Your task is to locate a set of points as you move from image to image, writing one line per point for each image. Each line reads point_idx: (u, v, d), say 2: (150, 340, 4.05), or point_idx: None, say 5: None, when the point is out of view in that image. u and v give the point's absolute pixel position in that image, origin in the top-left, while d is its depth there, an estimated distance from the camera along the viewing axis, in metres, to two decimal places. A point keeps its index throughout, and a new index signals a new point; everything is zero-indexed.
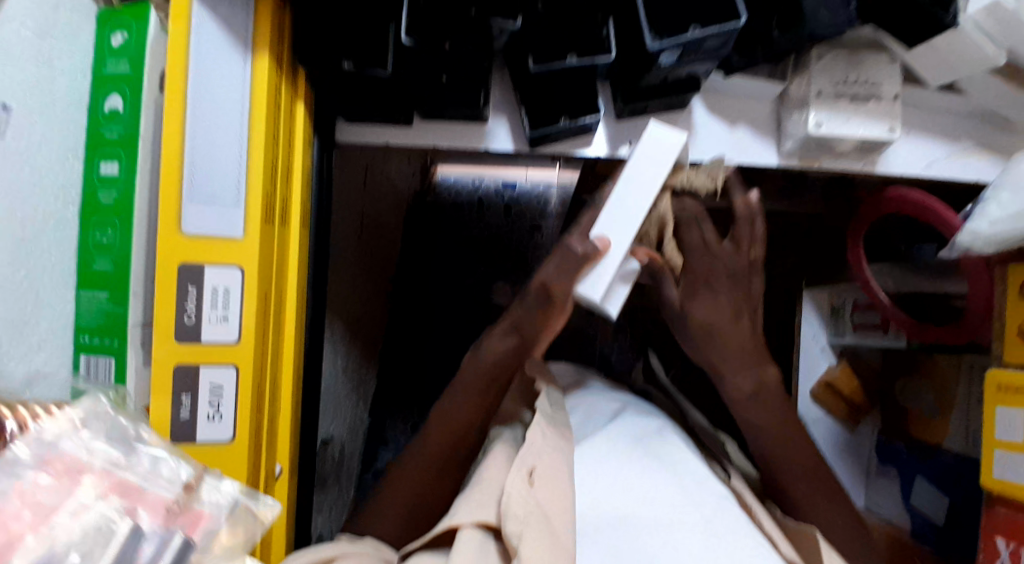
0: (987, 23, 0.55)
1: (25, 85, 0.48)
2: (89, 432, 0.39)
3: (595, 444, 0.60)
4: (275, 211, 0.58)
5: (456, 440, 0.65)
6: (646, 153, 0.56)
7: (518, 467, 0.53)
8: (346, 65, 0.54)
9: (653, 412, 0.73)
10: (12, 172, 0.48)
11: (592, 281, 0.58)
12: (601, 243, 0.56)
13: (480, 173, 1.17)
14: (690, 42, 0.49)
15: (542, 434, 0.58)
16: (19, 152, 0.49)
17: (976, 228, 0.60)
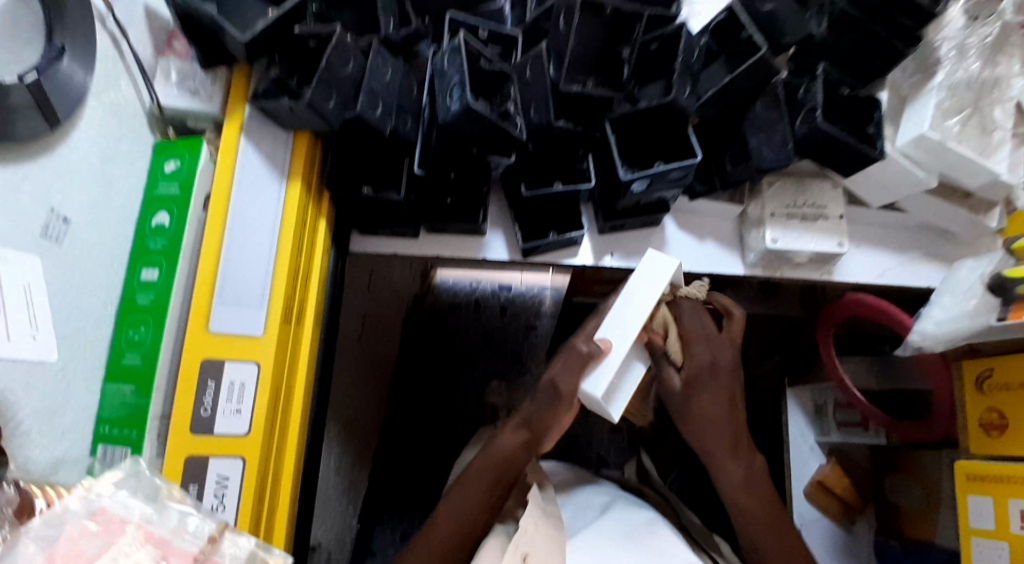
0: (916, 155, 0.64)
1: (85, 201, 0.54)
2: (126, 491, 0.40)
3: (586, 536, 0.64)
4: (293, 314, 0.64)
5: (461, 540, 0.63)
6: (645, 274, 0.64)
7: (513, 552, 0.57)
8: (366, 189, 0.63)
9: (642, 505, 0.75)
10: (64, 266, 0.51)
11: (595, 379, 0.63)
12: (603, 341, 0.63)
13: (477, 277, 1.29)
14: (656, 175, 0.58)
15: (536, 526, 0.61)
16: (72, 254, 0.52)
17: (925, 328, 0.64)
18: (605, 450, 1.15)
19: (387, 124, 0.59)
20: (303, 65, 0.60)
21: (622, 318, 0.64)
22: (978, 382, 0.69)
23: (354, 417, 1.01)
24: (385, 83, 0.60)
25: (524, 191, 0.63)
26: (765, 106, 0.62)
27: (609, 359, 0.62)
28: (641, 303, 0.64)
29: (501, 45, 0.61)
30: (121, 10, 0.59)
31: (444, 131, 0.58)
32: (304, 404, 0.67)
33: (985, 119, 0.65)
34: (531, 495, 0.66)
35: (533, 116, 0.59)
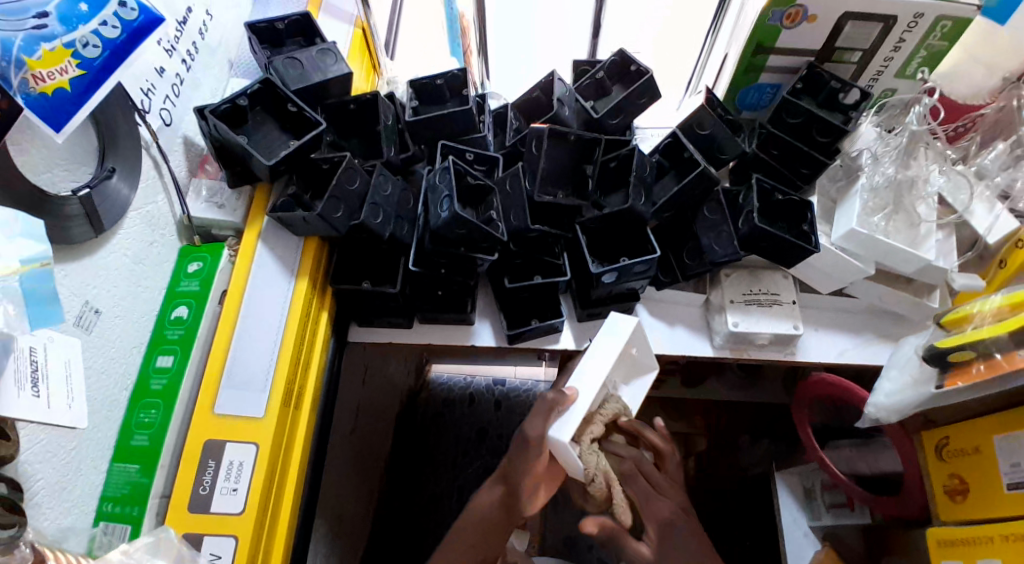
0: (852, 247, 0.72)
1: (114, 295, 0.61)
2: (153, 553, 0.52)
3: None
4: (292, 399, 0.69)
5: None
6: (606, 334, 0.68)
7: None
8: (366, 284, 0.71)
9: None
10: (88, 352, 0.57)
11: (560, 425, 0.63)
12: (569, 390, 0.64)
13: (470, 373, 1.38)
14: (623, 268, 0.66)
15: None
16: (99, 342, 0.59)
17: (878, 400, 0.71)
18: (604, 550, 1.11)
19: (386, 230, 0.68)
20: (316, 182, 0.70)
21: (587, 373, 0.66)
22: (938, 451, 0.71)
23: (343, 510, 1.01)
24: (385, 196, 0.69)
25: (507, 283, 0.71)
26: (710, 211, 0.73)
27: (575, 407, 0.64)
28: (602, 359, 0.67)
29: (487, 164, 0.72)
30: (163, 139, 0.68)
31: (435, 235, 0.66)
32: (297, 486, 0.70)
33: (911, 215, 0.74)
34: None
35: (513, 222, 0.67)
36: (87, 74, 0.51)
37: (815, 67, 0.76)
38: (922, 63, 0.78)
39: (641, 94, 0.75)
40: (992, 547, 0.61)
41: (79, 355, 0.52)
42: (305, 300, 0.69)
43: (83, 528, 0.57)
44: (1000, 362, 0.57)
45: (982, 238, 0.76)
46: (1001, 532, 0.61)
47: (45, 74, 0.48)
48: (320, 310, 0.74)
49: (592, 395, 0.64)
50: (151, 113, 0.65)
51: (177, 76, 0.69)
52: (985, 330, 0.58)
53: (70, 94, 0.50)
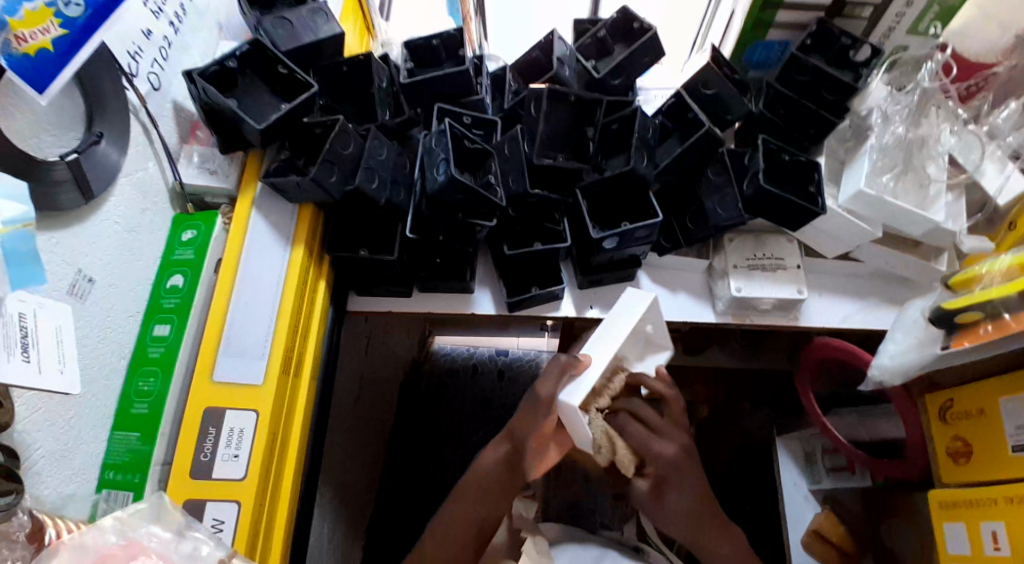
0: (860, 209, 0.71)
1: (107, 264, 0.60)
2: None
3: None
4: (291, 366, 0.69)
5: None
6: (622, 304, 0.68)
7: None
8: (363, 251, 0.70)
9: None
10: (83, 321, 0.57)
11: (571, 388, 0.63)
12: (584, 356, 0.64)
13: (473, 343, 1.39)
14: (624, 233, 0.65)
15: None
16: (94, 311, 0.58)
17: (882, 362, 0.70)
18: (606, 516, 1.11)
19: (382, 196, 0.67)
20: (309, 147, 0.68)
21: (602, 342, 0.66)
22: (942, 413, 0.71)
23: (348, 477, 1.02)
24: (380, 160, 0.67)
25: (506, 250, 0.70)
26: (714, 172, 0.73)
27: (589, 373, 0.63)
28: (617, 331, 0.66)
29: (485, 128, 0.70)
30: (153, 104, 0.66)
31: (432, 200, 0.65)
32: (298, 453, 0.71)
33: (920, 176, 0.72)
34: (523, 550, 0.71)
35: (512, 186, 0.66)
36: (70, 34, 0.49)
37: (825, 23, 0.73)
38: (935, 19, 0.74)
39: (643, 54, 0.73)
40: (996, 509, 0.61)
41: (70, 322, 0.51)
42: (301, 268, 0.68)
43: (86, 494, 0.57)
44: (1008, 322, 0.55)
45: (992, 200, 0.75)
46: (1005, 494, 0.60)
47: (27, 34, 0.46)
48: (317, 279, 0.73)
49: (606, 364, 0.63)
50: (139, 77, 0.63)
51: (165, 39, 0.67)
52: (992, 290, 0.57)
53: (53, 55, 0.48)
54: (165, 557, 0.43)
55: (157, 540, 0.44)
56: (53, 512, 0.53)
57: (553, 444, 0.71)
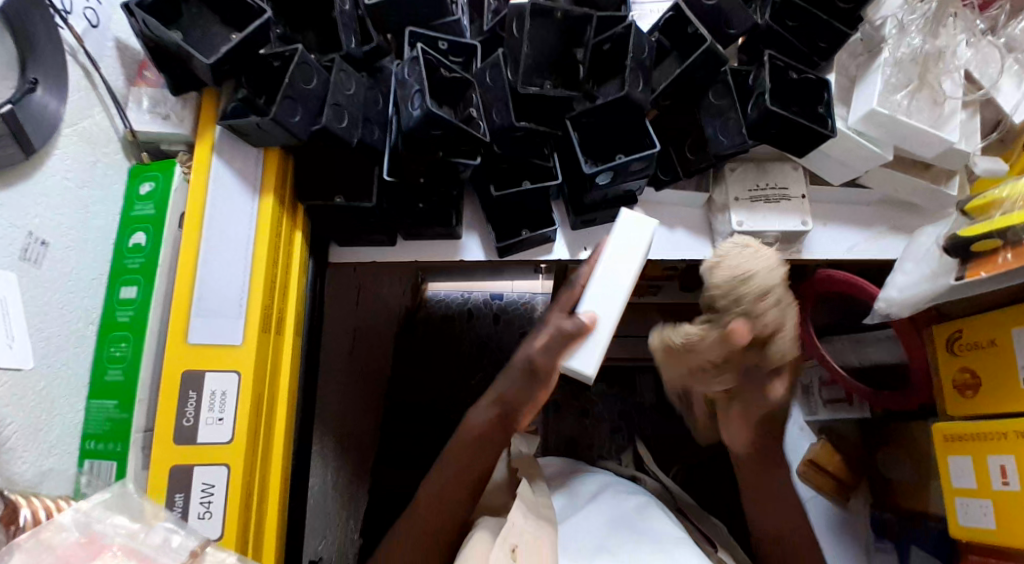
0: (871, 131, 0.66)
1: (61, 225, 0.55)
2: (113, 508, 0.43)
3: (578, 524, 0.67)
4: (272, 324, 0.65)
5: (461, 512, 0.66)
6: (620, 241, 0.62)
7: (501, 545, 0.59)
8: (338, 199, 0.65)
9: (636, 489, 0.76)
10: (41, 289, 0.52)
11: (584, 357, 0.61)
12: (589, 319, 0.60)
13: (468, 289, 1.34)
14: (619, 166, 0.61)
15: (524, 515, 0.63)
16: (53, 277, 0.54)
17: (890, 295, 0.67)
18: (605, 447, 1.13)
19: (353, 135, 0.61)
20: (269, 83, 0.61)
21: (606, 292, 0.62)
22: (950, 345, 0.69)
23: (346, 428, 1.01)
24: (348, 96, 0.61)
25: (492, 191, 0.66)
26: (717, 95, 0.66)
27: (595, 336, 0.61)
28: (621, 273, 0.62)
29: (464, 55, 0.64)
30: (92, 44, 0.60)
31: (408, 137, 0.60)
32: (288, 412, 0.68)
33: (935, 92, 0.67)
34: (520, 489, 0.68)
35: (496, 120, 0.61)
36: None
37: None
38: None
39: None
40: (1005, 442, 0.60)
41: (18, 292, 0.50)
42: (272, 220, 0.64)
43: (68, 467, 0.56)
44: None
45: (1006, 118, 0.70)
46: (1014, 428, 0.59)
47: None
48: (292, 230, 0.69)
49: (613, 319, 0.61)
50: (73, 14, 0.57)
51: None
52: (1014, 215, 0.54)
53: None
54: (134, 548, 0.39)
55: (123, 531, 0.41)
56: (29, 487, 0.50)
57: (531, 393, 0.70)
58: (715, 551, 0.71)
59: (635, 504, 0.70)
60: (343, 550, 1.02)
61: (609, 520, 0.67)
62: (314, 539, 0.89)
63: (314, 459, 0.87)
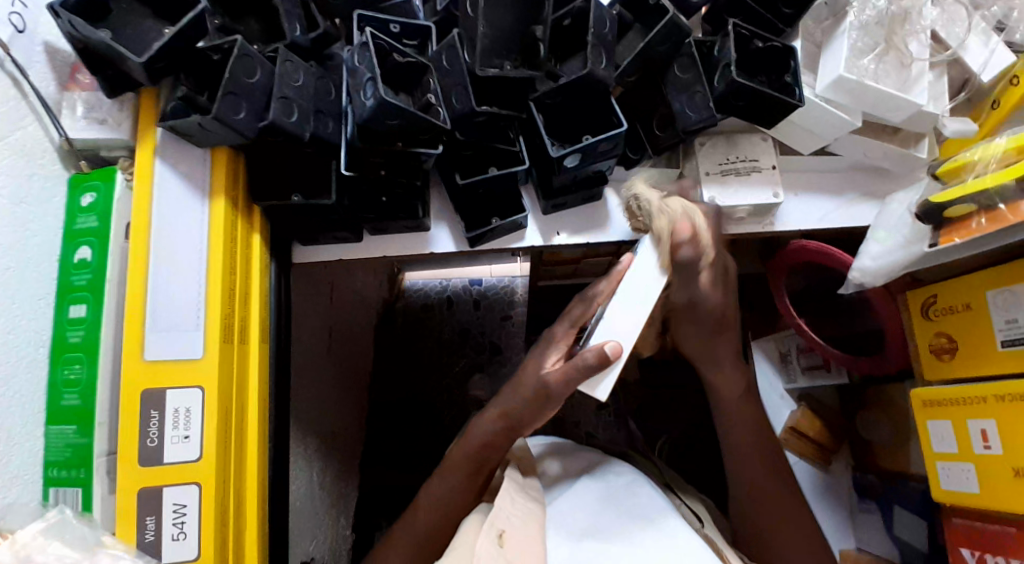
0: (839, 98, 0.65)
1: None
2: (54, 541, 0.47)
3: (566, 511, 0.64)
4: (234, 333, 0.62)
5: (447, 509, 0.65)
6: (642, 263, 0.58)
7: (489, 530, 0.55)
8: (296, 198, 0.62)
9: (624, 466, 0.72)
10: None
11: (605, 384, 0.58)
12: (613, 349, 0.56)
13: (446, 276, 1.30)
14: (586, 147, 0.59)
15: (512, 500, 0.60)
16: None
17: (863, 265, 0.66)
18: (591, 425, 1.13)
19: (305, 130, 0.58)
20: (209, 78, 0.58)
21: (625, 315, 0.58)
22: (925, 310, 0.69)
23: (330, 426, 0.98)
24: (297, 88, 0.58)
25: (458, 179, 0.64)
26: (681, 68, 0.63)
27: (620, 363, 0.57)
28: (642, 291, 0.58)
29: (419, 38, 0.62)
30: (20, 50, 0.56)
31: (365, 129, 0.57)
32: (260, 422, 0.66)
33: (902, 55, 0.66)
34: (508, 472, 0.65)
35: (456, 105, 0.57)
36: None
37: None
38: None
39: None
40: (986, 407, 0.60)
41: None
42: (226, 224, 0.61)
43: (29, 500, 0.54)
44: (1005, 214, 0.52)
45: (976, 77, 0.70)
46: (994, 393, 0.59)
47: None
48: (248, 233, 0.66)
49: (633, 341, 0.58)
50: None
51: None
52: (990, 178, 0.53)
53: None
54: None
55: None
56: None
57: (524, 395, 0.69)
58: (703, 527, 0.69)
59: (621, 485, 0.68)
60: (337, 548, 1.01)
61: (594, 505, 0.64)
62: (306, 540, 0.88)
63: (297, 461, 0.85)
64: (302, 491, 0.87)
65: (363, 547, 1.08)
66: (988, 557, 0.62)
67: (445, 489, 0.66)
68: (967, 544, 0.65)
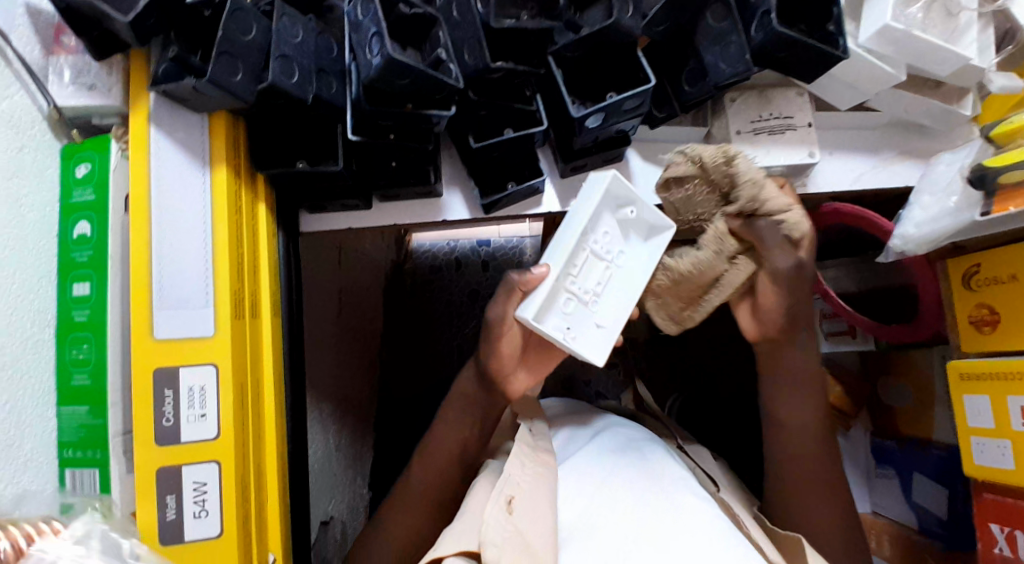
0: (882, 49, 0.60)
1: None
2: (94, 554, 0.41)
3: (580, 457, 0.59)
4: (246, 307, 0.60)
5: (460, 483, 0.63)
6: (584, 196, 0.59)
7: (496, 497, 0.52)
8: (301, 164, 0.59)
9: (636, 426, 0.68)
10: None
11: (529, 301, 0.57)
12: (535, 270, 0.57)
13: (453, 237, 1.25)
14: (610, 106, 0.55)
15: (522, 466, 0.56)
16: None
17: (906, 231, 0.64)
18: (602, 384, 1.11)
19: (308, 91, 0.54)
20: (201, 36, 0.55)
21: (561, 246, 0.59)
22: (965, 280, 0.65)
23: (343, 389, 0.97)
24: (297, 45, 0.54)
25: (472, 142, 0.60)
26: (715, 16, 0.57)
27: (542, 285, 0.57)
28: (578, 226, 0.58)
29: None
30: None
31: (371, 90, 0.52)
32: (276, 395, 0.64)
33: (949, 2, 0.61)
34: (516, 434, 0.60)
35: (468, 61, 0.53)
36: None
37: None
38: None
39: None
40: None
41: None
42: (230, 192, 0.58)
43: (49, 485, 0.53)
44: None
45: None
46: None
47: None
48: (253, 201, 0.62)
49: (561, 268, 0.58)
50: None
51: None
52: None
53: None
54: None
55: None
56: None
57: (523, 366, 0.66)
58: (719, 491, 0.63)
59: (633, 443, 0.62)
60: (355, 507, 1.02)
61: (604, 452, 0.59)
62: (324, 501, 0.88)
63: (312, 426, 0.84)
64: (319, 452, 0.86)
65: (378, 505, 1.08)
66: (1018, 533, 0.60)
67: (456, 462, 0.63)
68: (995, 520, 0.62)
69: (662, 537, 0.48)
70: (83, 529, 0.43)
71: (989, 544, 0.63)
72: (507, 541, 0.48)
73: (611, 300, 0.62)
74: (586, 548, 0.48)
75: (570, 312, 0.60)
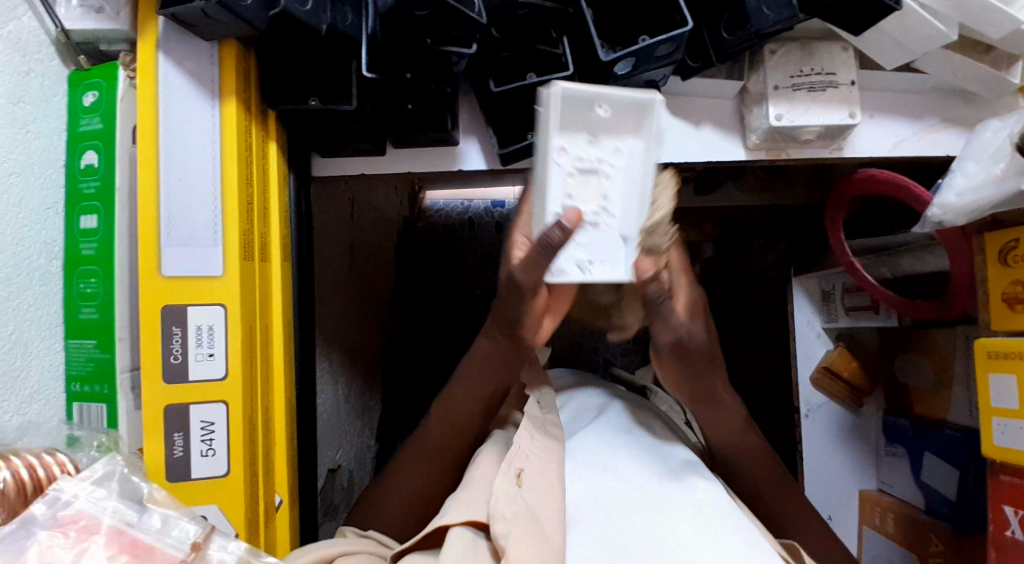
0: (936, 2, 0.56)
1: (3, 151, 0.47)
2: (103, 490, 0.40)
3: (590, 431, 0.58)
4: (255, 248, 0.59)
5: (466, 441, 0.62)
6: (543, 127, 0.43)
7: (506, 469, 0.50)
8: (313, 101, 0.57)
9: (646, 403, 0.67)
10: None
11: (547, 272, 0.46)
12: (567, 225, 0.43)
13: (468, 197, 1.23)
14: (641, 51, 0.51)
15: (531, 437, 0.54)
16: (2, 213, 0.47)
17: (946, 200, 0.60)
18: (612, 351, 1.09)
19: (321, 20, 0.51)
20: None
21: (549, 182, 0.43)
22: (1002, 255, 0.61)
23: (351, 342, 0.96)
24: None
25: (492, 87, 0.57)
26: None
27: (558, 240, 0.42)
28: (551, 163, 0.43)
29: None
30: None
31: (386, 20, 0.50)
32: (284, 339, 0.63)
33: None
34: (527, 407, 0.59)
35: None
36: None
37: None
38: None
39: None
40: None
41: None
42: (240, 127, 0.56)
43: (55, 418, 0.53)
44: None
45: None
46: None
47: None
48: (264, 140, 0.60)
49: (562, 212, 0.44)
50: None
51: None
52: None
53: None
54: (121, 530, 0.38)
55: (116, 509, 0.40)
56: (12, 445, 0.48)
57: None
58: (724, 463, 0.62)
59: (638, 418, 0.61)
60: (362, 457, 1.03)
61: (616, 427, 0.58)
62: (332, 451, 0.88)
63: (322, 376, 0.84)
64: (327, 403, 0.86)
65: (385, 455, 1.09)
66: None
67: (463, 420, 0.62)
68: (1010, 502, 0.60)
69: (659, 512, 0.47)
70: (103, 470, 0.42)
71: (1002, 526, 0.62)
72: (514, 511, 0.47)
73: (633, 188, 0.46)
74: (595, 520, 0.47)
75: (586, 240, 0.46)
